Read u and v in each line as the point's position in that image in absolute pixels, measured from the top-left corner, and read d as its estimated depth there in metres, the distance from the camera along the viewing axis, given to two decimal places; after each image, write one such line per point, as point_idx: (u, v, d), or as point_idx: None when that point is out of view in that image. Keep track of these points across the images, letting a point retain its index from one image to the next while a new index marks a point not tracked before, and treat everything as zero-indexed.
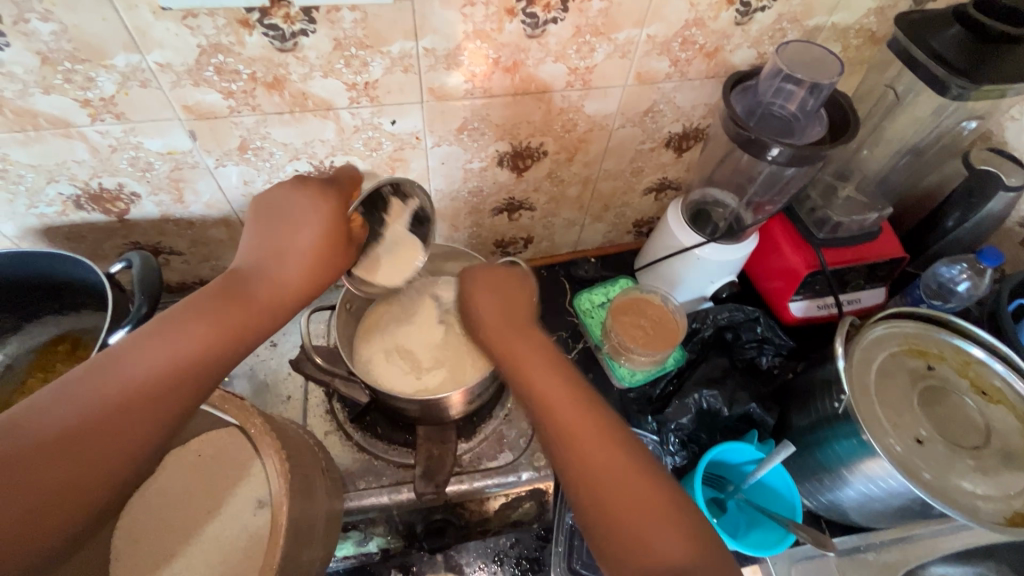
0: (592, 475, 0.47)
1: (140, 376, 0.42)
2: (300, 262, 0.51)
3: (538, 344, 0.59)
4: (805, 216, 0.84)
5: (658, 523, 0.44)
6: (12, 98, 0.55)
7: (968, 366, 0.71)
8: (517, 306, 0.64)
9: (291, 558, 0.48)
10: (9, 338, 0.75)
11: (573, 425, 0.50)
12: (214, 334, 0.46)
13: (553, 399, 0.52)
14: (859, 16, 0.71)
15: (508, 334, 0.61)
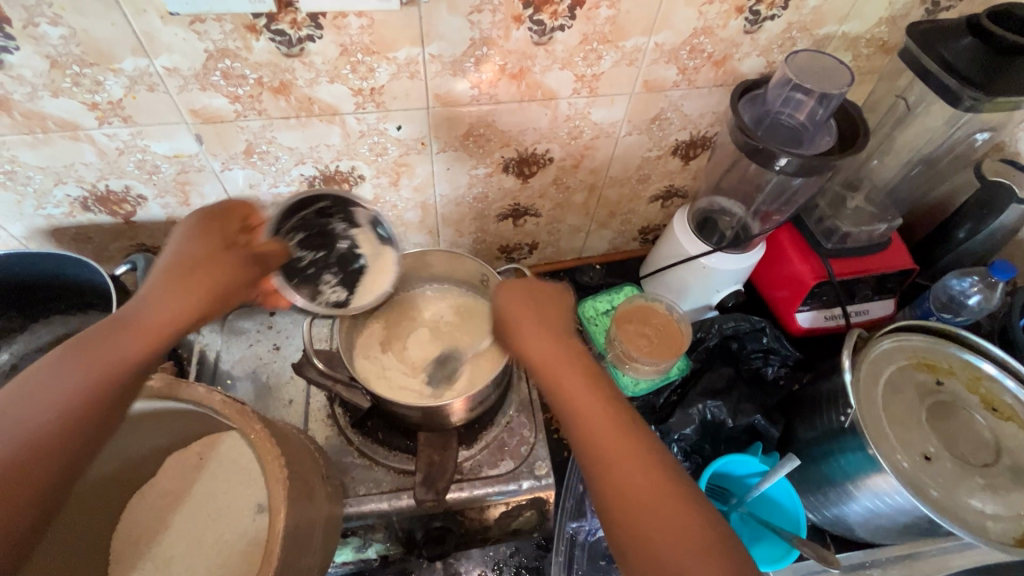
0: (622, 495, 0.44)
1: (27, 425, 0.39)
2: (183, 284, 0.47)
3: (573, 348, 0.56)
4: (813, 225, 0.83)
5: (695, 551, 0.41)
6: (21, 101, 0.55)
7: (979, 382, 0.70)
8: (549, 308, 0.60)
9: (289, 564, 0.48)
10: (15, 337, 0.75)
11: (603, 438, 0.47)
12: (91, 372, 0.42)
13: (582, 407, 0.49)
14: (870, 25, 0.70)
15: (535, 331, 0.57)
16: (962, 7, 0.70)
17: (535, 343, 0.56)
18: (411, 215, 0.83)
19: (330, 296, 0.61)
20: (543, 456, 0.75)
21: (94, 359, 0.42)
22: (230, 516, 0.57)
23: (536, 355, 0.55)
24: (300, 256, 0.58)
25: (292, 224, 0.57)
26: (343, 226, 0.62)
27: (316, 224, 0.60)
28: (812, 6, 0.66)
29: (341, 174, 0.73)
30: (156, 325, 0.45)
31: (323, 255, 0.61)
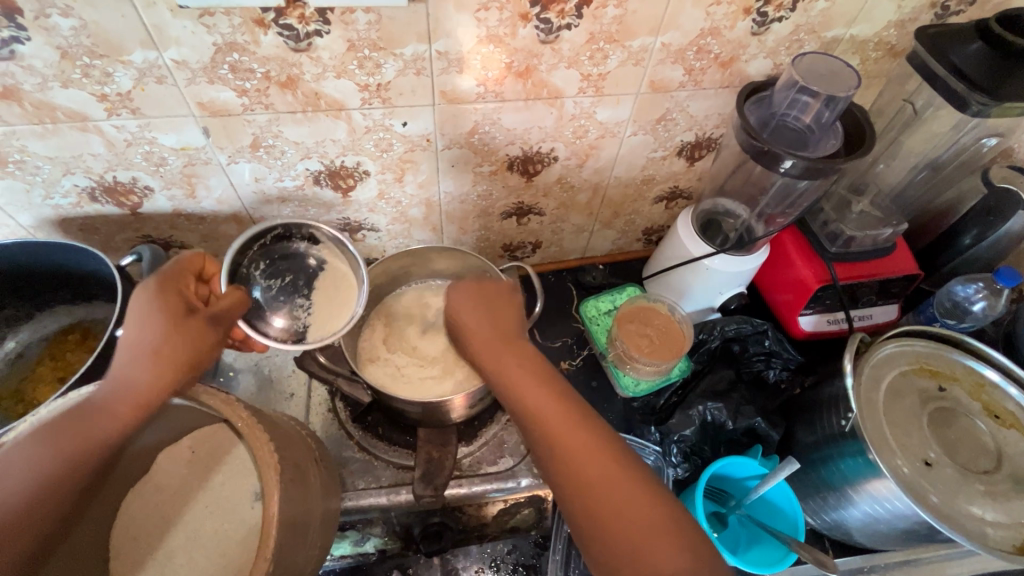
0: (583, 486, 0.48)
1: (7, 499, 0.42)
2: (144, 358, 0.48)
3: (524, 351, 0.58)
4: (818, 229, 0.83)
5: (649, 534, 0.45)
6: (31, 91, 0.56)
7: (982, 389, 0.70)
8: (503, 311, 0.62)
9: (287, 554, 0.48)
10: (21, 325, 0.76)
11: (562, 436, 0.50)
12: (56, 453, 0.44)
13: (538, 408, 0.52)
14: (878, 29, 0.70)
15: (492, 339, 0.59)
16: (971, 12, 0.69)
17: (492, 351, 0.58)
18: (414, 212, 0.83)
19: (302, 319, 0.60)
20: None
21: (59, 440, 0.44)
22: (229, 505, 0.58)
23: (492, 361, 0.57)
24: (265, 285, 0.60)
25: (254, 255, 0.61)
26: (305, 246, 0.64)
27: (279, 251, 0.63)
28: (821, 8, 0.66)
29: (347, 169, 0.73)
30: (119, 404, 0.47)
31: (290, 281, 0.61)
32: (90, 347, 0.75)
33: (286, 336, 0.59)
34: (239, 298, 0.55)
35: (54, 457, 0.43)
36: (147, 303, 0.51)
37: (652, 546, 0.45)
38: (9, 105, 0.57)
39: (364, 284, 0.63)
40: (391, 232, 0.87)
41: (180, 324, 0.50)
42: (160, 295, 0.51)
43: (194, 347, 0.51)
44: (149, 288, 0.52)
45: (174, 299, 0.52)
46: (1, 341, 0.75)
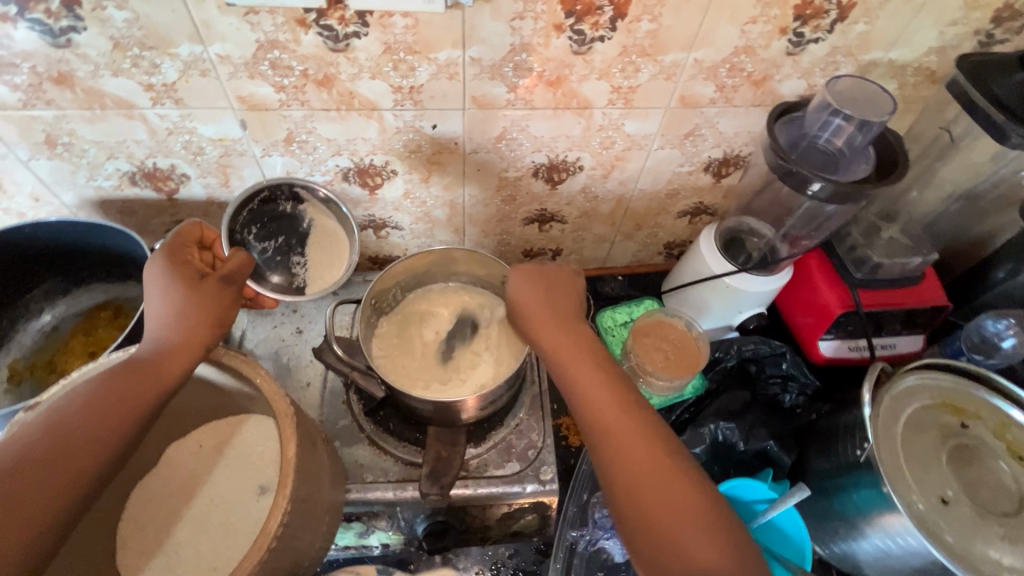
0: (627, 468, 0.49)
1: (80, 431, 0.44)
2: (175, 315, 0.51)
3: (580, 335, 0.59)
4: (844, 253, 0.82)
5: (683, 517, 0.46)
6: (83, 78, 0.59)
7: (1006, 429, 0.67)
8: (561, 297, 0.63)
9: (288, 538, 0.50)
10: (58, 300, 0.79)
11: (607, 418, 0.52)
12: (102, 403, 0.46)
13: (591, 391, 0.54)
14: (918, 54, 0.69)
15: (553, 326, 0.60)
16: (1017, 41, 0.68)
17: (548, 333, 0.60)
18: (438, 213, 0.84)
19: (304, 274, 0.70)
20: (550, 461, 0.75)
21: (108, 391, 0.46)
22: (236, 500, 0.61)
23: (548, 342, 0.59)
24: (261, 246, 0.69)
25: (245, 221, 0.69)
26: (291, 206, 0.72)
27: (268, 214, 0.71)
28: (859, 32, 0.65)
29: (375, 168, 0.75)
30: (162, 360, 0.50)
31: (283, 241, 0.71)
32: (120, 324, 0.78)
33: (292, 291, 0.69)
34: (243, 260, 0.57)
35: (103, 410, 0.46)
36: (161, 270, 0.53)
37: (686, 531, 0.45)
38: (63, 91, 0.60)
39: (354, 237, 0.72)
40: (414, 231, 0.88)
41: (199, 286, 0.53)
42: (174, 258, 0.54)
43: (218, 305, 0.54)
44: (161, 256, 0.54)
45: (191, 265, 0.55)
46: (38, 314, 0.78)
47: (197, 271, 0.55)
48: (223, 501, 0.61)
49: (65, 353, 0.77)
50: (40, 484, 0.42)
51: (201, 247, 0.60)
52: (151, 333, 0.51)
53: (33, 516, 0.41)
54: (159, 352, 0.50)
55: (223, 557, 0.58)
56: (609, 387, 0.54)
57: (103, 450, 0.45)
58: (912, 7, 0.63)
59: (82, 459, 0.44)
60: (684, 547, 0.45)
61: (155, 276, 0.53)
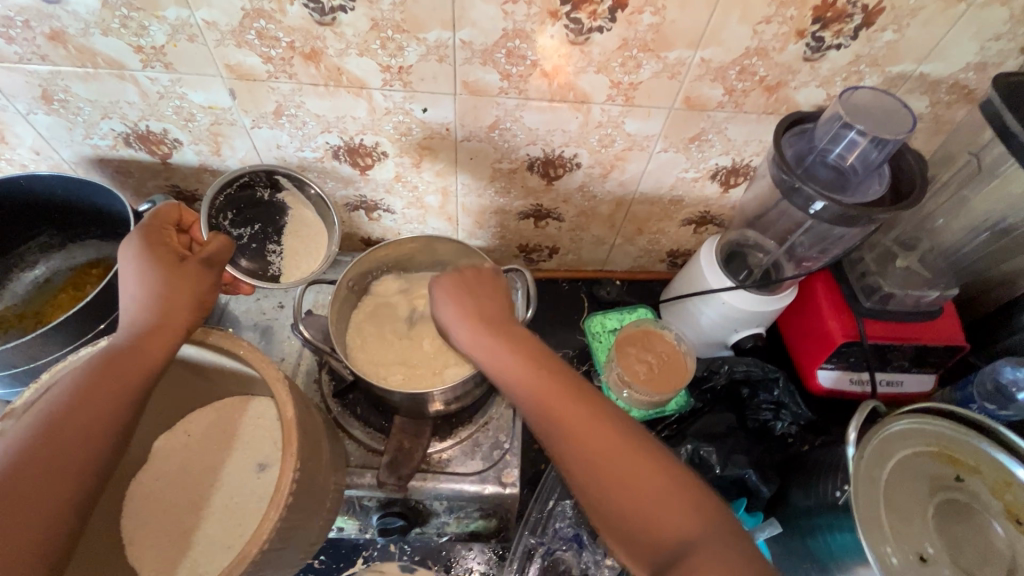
0: (589, 460, 0.45)
1: (75, 426, 0.43)
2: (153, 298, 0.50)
3: (510, 332, 0.55)
4: (854, 280, 0.76)
5: (657, 503, 0.43)
6: (74, 35, 0.59)
7: (1008, 488, 0.61)
8: (483, 293, 0.59)
9: (291, 521, 0.50)
10: (53, 253, 0.81)
11: (561, 416, 0.47)
12: (88, 395, 0.45)
13: (538, 390, 0.49)
14: (955, 69, 0.62)
15: (481, 335, 0.55)
16: None
17: (475, 341, 0.55)
18: (431, 199, 0.83)
19: (279, 263, 0.70)
20: (513, 464, 0.73)
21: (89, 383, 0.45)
22: (236, 480, 0.62)
23: (484, 355, 0.54)
24: (237, 232, 0.68)
25: (221, 204, 0.67)
26: (269, 194, 0.72)
27: (244, 199, 0.70)
28: (887, 40, 0.59)
29: (366, 148, 0.73)
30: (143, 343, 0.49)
31: (260, 229, 0.71)
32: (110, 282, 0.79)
33: (268, 279, 0.68)
34: (225, 243, 0.57)
35: (86, 402, 0.44)
36: (137, 253, 0.53)
37: (663, 515, 0.42)
38: (56, 47, 0.60)
39: (335, 227, 0.73)
40: (406, 216, 0.86)
41: (178, 268, 0.53)
42: (149, 242, 0.54)
43: (193, 284, 0.53)
44: (137, 241, 0.54)
45: (164, 248, 0.54)
46: (33, 266, 0.80)
47: (170, 251, 0.54)
48: (222, 479, 0.62)
49: (56, 307, 0.79)
50: (42, 487, 0.41)
51: (178, 229, 0.60)
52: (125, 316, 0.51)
53: (38, 518, 0.40)
54: (137, 337, 0.49)
55: (234, 535, 0.58)
56: (552, 382, 0.50)
57: (97, 443, 0.44)
58: (950, 17, 0.57)
59: (76, 455, 0.43)
60: (666, 531, 0.42)
61: (128, 262, 0.53)
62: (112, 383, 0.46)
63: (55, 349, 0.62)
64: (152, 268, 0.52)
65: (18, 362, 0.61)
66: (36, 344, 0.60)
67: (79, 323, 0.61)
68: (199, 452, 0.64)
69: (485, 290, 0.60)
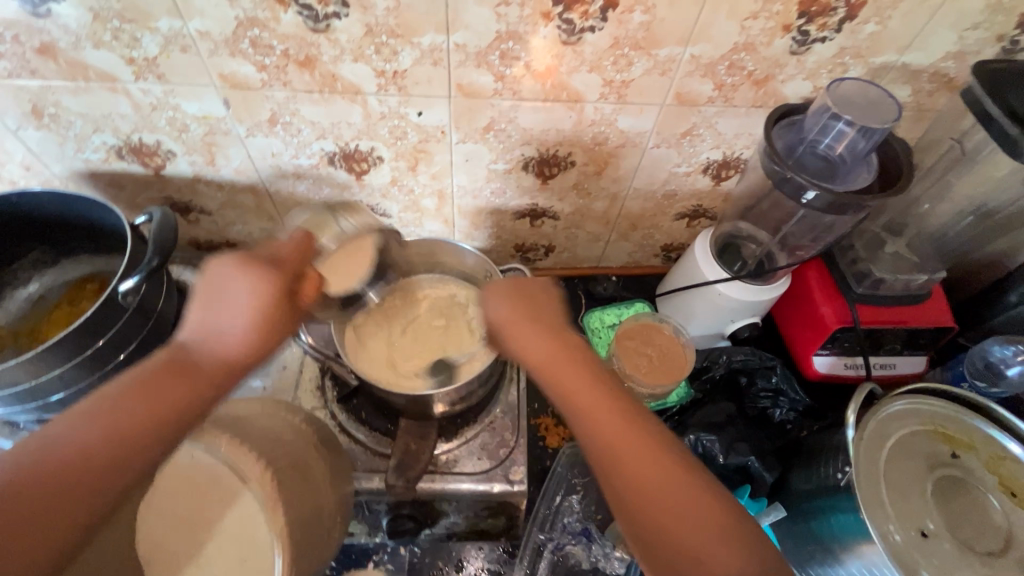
0: (636, 480, 0.45)
1: (120, 434, 0.44)
2: (242, 340, 0.51)
3: (567, 342, 0.55)
4: (845, 266, 0.78)
5: (706, 531, 0.43)
6: (65, 49, 0.59)
7: (1000, 462, 0.63)
8: (534, 296, 0.59)
9: None
10: (46, 269, 0.80)
11: (615, 439, 0.47)
12: (143, 418, 0.46)
13: (586, 404, 0.49)
14: (935, 59, 0.64)
15: (535, 339, 0.55)
16: None
17: (531, 343, 0.55)
18: (427, 202, 0.83)
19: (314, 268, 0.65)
20: (521, 461, 0.73)
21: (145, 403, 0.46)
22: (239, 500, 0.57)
23: (537, 357, 0.54)
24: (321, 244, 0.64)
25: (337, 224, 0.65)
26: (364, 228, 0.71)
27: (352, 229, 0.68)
28: (870, 32, 0.61)
29: (361, 154, 0.74)
30: (208, 376, 0.50)
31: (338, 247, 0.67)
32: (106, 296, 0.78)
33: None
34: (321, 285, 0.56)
35: (140, 410, 0.46)
36: (256, 283, 0.50)
37: (710, 543, 0.42)
38: (46, 61, 0.60)
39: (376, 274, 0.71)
40: (403, 220, 0.87)
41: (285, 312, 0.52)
42: (280, 285, 0.51)
43: (282, 333, 0.53)
44: (267, 276, 0.50)
45: (288, 293, 0.52)
46: (26, 282, 0.80)
47: (289, 295, 0.52)
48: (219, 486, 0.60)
49: (50, 323, 0.79)
50: (75, 486, 0.42)
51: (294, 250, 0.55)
52: (206, 340, 0.51)
53: (65, 516, 0.41)
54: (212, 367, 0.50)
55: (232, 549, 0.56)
56: (607, 396, 0.50)
57: (137, 467, 0.45)
58: (928, 8, 0.59)
59: (113, 477, 0.43)
60: (706, 560, 0.42)
61: (238, 284, 0.50)
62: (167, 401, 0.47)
63: (56, 366, 0.61)
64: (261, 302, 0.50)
65: (19, 380, 0.60)
66: (35, 361, 0.60)
67: (80, 339, 0.61)
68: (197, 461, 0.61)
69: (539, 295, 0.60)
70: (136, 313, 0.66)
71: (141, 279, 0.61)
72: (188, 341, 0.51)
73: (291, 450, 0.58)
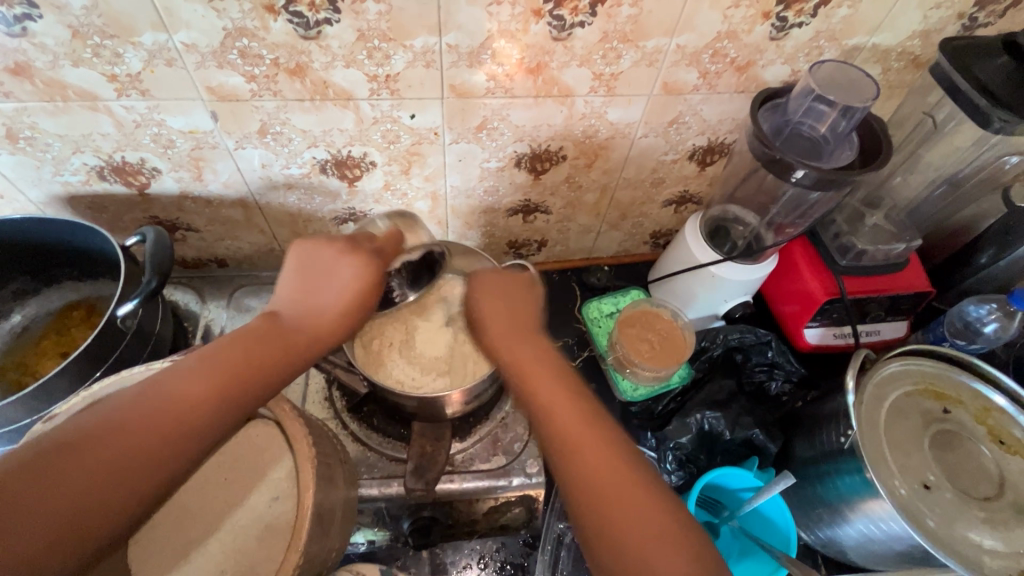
0: (580, 471, 0.46)
1: (209, 386, 0.45)
2: (336, 316, 0.55)
3: (540, 347, 0.58)
4: (829, 242, 0.81)
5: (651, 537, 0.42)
6: (42, 68, 0.56)
7: (987, 414, 0.68)
8: (519, 302, 0.63)
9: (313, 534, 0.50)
10: (28, 299, 0.77)
11: (571, 434, 0.48)
12: (245, 369, 0.48)
13: (547, 394, 0.51)
14: (902, 38, 0.68)
15: (515, 339, 0.59)
16: (1000, 25, 0.68)
17: (511, 347, 0.58)
18: (421, 204, 0.83)
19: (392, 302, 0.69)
20: (536, 454, 0.74)
21: (244, 359, 0.48)
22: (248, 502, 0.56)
23: (509, 355, 0.57)
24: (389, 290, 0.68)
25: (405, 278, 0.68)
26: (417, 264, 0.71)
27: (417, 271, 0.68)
28: (843, 15, 0.64)
29: (353, 160, 0.73)
30: (299, 347, 0.52)
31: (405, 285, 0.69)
32: (94, 323, 0.76)
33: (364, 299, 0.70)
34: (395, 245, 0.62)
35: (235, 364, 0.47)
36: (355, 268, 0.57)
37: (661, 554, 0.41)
38: (21, 82, 0.57)
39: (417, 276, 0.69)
40: None
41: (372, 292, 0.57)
42: (378, 273, 0.58)
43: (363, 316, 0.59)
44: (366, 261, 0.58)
45: (379, 284, 0.59)
46: (8, 314, 0.76)
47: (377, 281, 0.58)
48: (219, 496, 0.57)
49: (40, 355, 0.76)
50: (161, 429, 0.42)
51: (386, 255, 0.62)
52: (302, 313, 0.55)
53: (153, 456, 0.41)
54: (295, 340, 0.52)
55: (231, 560, 0.53)
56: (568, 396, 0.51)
57: (223, 427, 0.45)
58: None
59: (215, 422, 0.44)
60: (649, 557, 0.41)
61: (343, 266, 0.57)
62: (255, 364, 0.48)
63: (57, 399, 0.59)
64: (353, 283, 0.56)
65: (19, 417, 0.58)
66: (35, 397, 0.57)
67: (79, 369, 0.59)
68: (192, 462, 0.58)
69: (519, 293, 0.64)
70: (135, 337, 0.64)
71: (141, 302, 0.59)
72: (283, 312, 0.55)
73: (320, 443, 0.57)
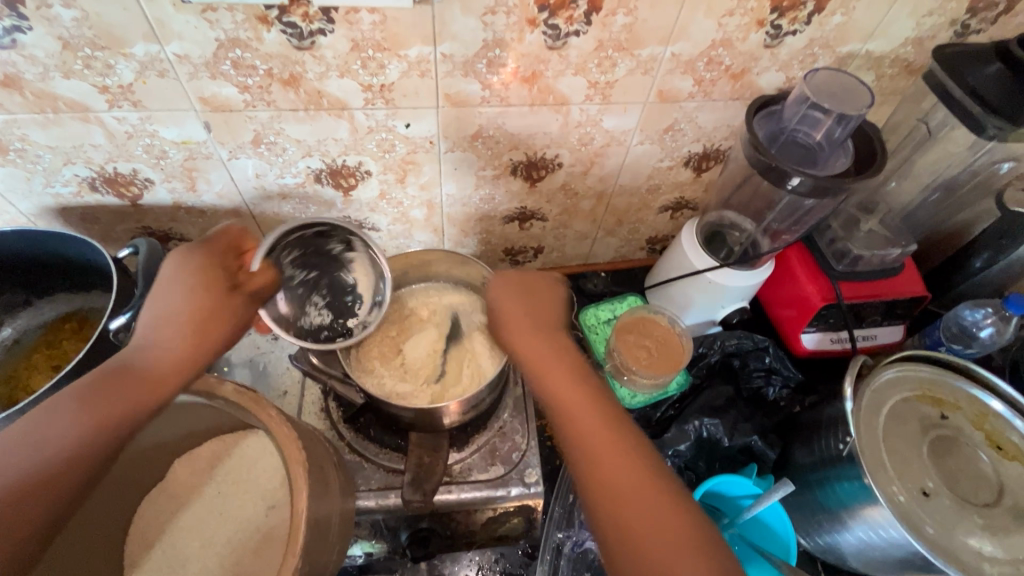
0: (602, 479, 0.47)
1: (62, 439, 0.43)
2: (189, 332, 0.50)
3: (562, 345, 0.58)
4: (825, 247, 0.81)
5: (656, 532, 0.44)
6: (32, 80, 0.56)
7: (985, 419, 0.68)
8: (539, 298, 0.62)
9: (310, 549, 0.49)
10: (19, 312, 0.77)
11: (597, 440, 0.48)
12: (112, 409, 0.46)
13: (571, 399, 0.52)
14: (895, 45, 0.68)
15: (534, 337, 0.58)
16: (992, 31, 0.68)
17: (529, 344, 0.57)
18: (416, 213, 0.83)
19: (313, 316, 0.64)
20: (534, 464, 0.74)
21: (92, 404, 0.45)
22: (245, 510, 0.58)
23: (528, 353, 0.56)
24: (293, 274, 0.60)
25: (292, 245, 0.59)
26: (341, 247, 0.64)
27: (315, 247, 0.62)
28: (837, 23, 0.64)
29: (349, 169, 0.72)
30: (155, 375, 0.49)
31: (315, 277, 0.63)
32: (87, 335, 0.75)
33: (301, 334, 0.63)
34: (270, 278, 0.56)
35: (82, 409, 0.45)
36: (190, 275, 0.51)
37: (658, 546, 0.43)
38: (11, 94, 0.57)
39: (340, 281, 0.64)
40: (392, 232, 0.86)
41: (227, 298, 0.52)
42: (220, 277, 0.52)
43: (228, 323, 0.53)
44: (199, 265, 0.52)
45: (236, 286, 0.54)
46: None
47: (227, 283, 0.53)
48: (218, 511, 0.59)
49: (31, 368, 0.75)
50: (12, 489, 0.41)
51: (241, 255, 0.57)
52: (153, 339, 0.50)
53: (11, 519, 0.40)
54: (149, 367, 0.49)
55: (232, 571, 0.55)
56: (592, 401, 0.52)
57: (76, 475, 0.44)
58: None
59: (80, 472, 0.44)
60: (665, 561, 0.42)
61: (182, 280, 0.51)
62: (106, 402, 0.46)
63: None
64: (196, 294, 0.51)
65: None
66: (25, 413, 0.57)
67: (71, 384, 0.58)
68: (186, 474, 0.61)
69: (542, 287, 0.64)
70: None
71: (134, 315, 0.59)
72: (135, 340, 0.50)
73: (317, 456, 0.56)
